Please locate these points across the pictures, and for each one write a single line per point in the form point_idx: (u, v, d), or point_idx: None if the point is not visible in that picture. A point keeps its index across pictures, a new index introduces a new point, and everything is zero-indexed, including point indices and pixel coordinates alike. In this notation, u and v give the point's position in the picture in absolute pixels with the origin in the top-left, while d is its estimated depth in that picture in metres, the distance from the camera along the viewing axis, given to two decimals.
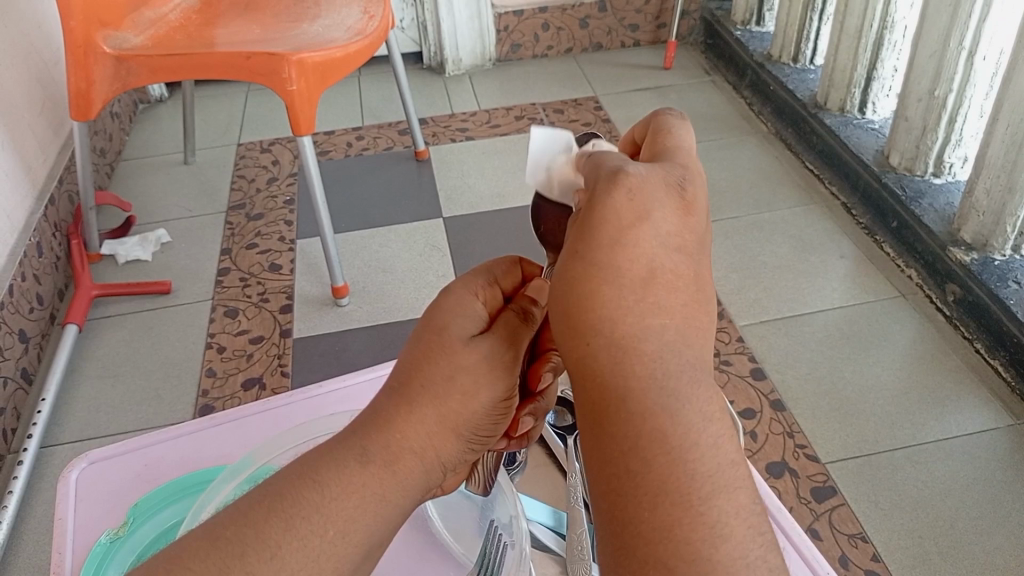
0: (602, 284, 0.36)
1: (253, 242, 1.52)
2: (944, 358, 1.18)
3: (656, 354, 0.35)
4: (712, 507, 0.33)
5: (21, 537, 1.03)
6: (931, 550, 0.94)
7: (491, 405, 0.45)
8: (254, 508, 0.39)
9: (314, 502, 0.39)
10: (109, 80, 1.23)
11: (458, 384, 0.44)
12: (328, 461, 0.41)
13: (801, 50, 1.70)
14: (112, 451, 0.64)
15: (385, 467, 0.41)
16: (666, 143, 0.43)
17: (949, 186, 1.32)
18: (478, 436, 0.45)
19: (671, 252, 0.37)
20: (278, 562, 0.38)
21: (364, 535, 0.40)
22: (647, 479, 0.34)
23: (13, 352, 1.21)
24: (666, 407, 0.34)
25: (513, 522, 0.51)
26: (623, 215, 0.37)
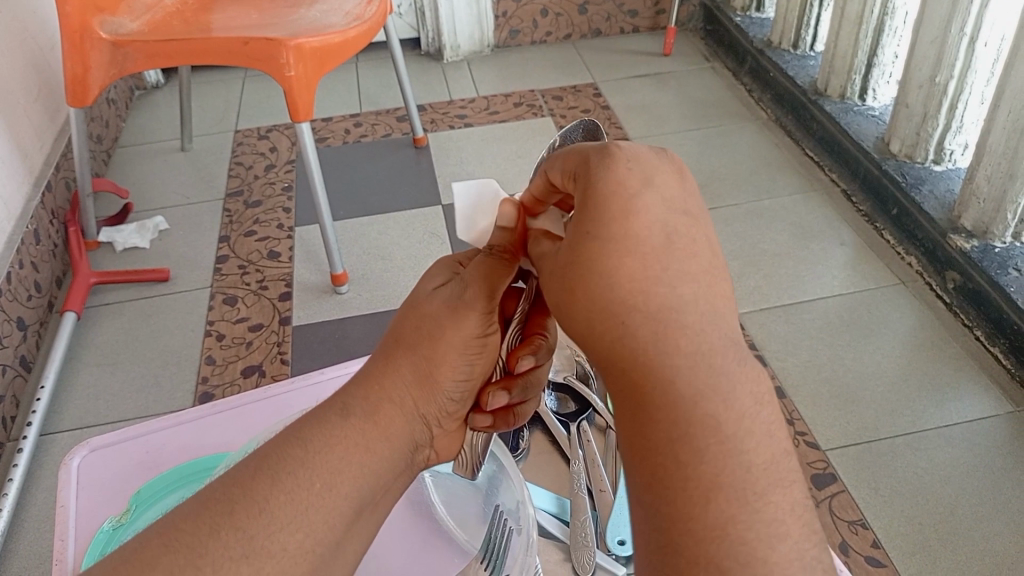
0: (624, 257, 0.38)
1: (251, 229, 1.51)
2: (944, 345, 1.18)
3: (696, 329, 0.37)
4: (768, 503, 0.33)
5: (21, 524, 1.03)
6: (931, 537, 0.95)
7: (467, 343, 0.48)
8: (243, 471, 0.39)
9: (300, 456, 0.39)
10: (105, 66, 1.22)
11: (426, 332, 0.48)
12: (310, 421, 0.42)
13: (801, 36, 1.69)
14: (113, 438, 0.63)
15: (366, 417, 0.43)
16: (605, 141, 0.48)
17: (949, 173, 1.32)
18: (460, 380, 0.48)
19: (675, 214, 0.40)
20: (268, 517, 0.36)
21: (353, 482, 0.40)
22: (698, 471, 0.34)
23: (11, 339, 1.21)
24: (715, 390, 0.35)
25: (519, 508, 0.50)
26: (627, 183, 0.40)
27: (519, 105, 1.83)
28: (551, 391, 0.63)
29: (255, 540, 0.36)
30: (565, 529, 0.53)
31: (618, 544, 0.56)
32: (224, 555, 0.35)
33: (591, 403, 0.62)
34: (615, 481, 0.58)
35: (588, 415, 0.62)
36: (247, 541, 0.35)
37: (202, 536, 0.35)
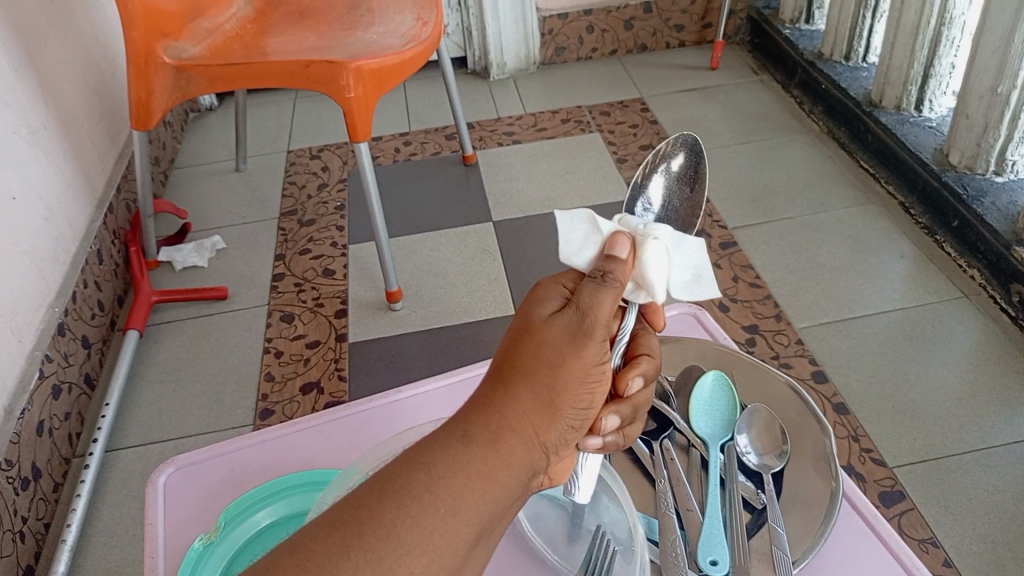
0: None
1: (306, 247, 1.53)
2: (1012, 359, 1.15)
3: None
4: None
5: (89, 539, 1.05)
6: (1006, 557, 0.92)
7: (587, 371, 0.40)
8: (362, 493, 0.34)
9: (422, 481, 0.34)
10: (168, 90, 1.25)
11: (547, 359, 0.39)
12: (426, 442, 0.36)
13: (853, 48, 1.67)
14: (197, 456, 0.64)
15: (490, 443, 0.36)
16: None
17: (1012, 184, 1.29)
18: (580, 410, 0.40)
19: None
20: (395, 541, 0.32)
21: (474, 514, 0.34)
22: None
23: (77, 357, 1.23)
24: None
25: (630, 540, 0.50)
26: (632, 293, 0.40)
27: (567, 121, 1.84)
28: None
29: (385, 564, 0.32)
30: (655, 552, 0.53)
31: (709, 563, 0.50)
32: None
33: (671, 421, 0.60)
34: (701, 500, 0.55)
35: (669, 434, 0.60)
36: (375, 566, 0.31)
37: (332, 558, 0.31)
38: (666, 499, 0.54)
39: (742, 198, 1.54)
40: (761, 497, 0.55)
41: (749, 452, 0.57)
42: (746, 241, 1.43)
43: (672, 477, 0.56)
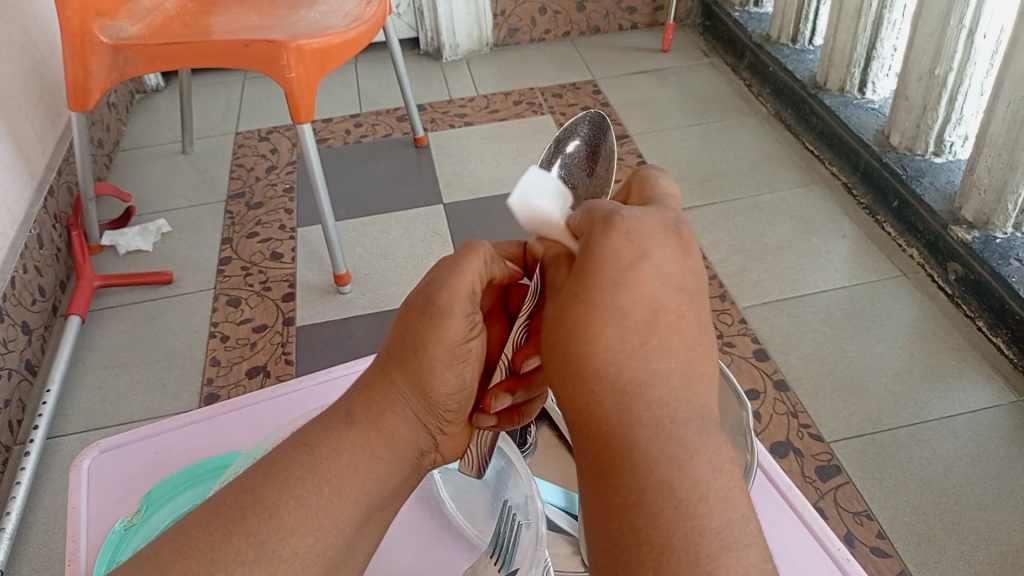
0: (606, 326, 0.38)
1: (253, 231, 1.51)
2: (947, 335, 1.18)
3: (664, 401, 0.37)
4: (720, 565, 0.34)
5: (30, 527, 1.04)
6: (936, 526, 0.95)
7: (455, 351, 0.46)
8: (251, 479, 0.42)
9: (306, 463, 0.42)
10: (107, 70, 1.22)
11: (417, 343, 0.46)
12: (315, 430, 0.44)
13: (799, 31, 1.69)
14: (124, 442, 0.67)
15: (368, 426, 0.44)
16: (652, 192, 0.46)
17: (949, 165, 1.32)
18: (454, 389, 0.47)
19: (670, 292, 0.39)
20: (277, 521, 0.40)
21: (357, 494, 0.42)
22: (652, 536, 0.34)
23: (17, 343, 1.21)
24: (676, 457, 0.36)
25: (528, 503, 0.54)
26: (623, 256, 0.39)
27: (519, 103, 1.83)
28: None
29: (267, 546, 0.39)
30: (572, 522, 0.59)
31: None
32: (238, 559, 0.38)
33: None
34: None
35: None
36: (258, 546, 0.39)
37: (215, 542, 0.39)
38: None
39: (689, 180, 1.55)
40: None
41: None
42: (693, 222, 1.44)
43: None
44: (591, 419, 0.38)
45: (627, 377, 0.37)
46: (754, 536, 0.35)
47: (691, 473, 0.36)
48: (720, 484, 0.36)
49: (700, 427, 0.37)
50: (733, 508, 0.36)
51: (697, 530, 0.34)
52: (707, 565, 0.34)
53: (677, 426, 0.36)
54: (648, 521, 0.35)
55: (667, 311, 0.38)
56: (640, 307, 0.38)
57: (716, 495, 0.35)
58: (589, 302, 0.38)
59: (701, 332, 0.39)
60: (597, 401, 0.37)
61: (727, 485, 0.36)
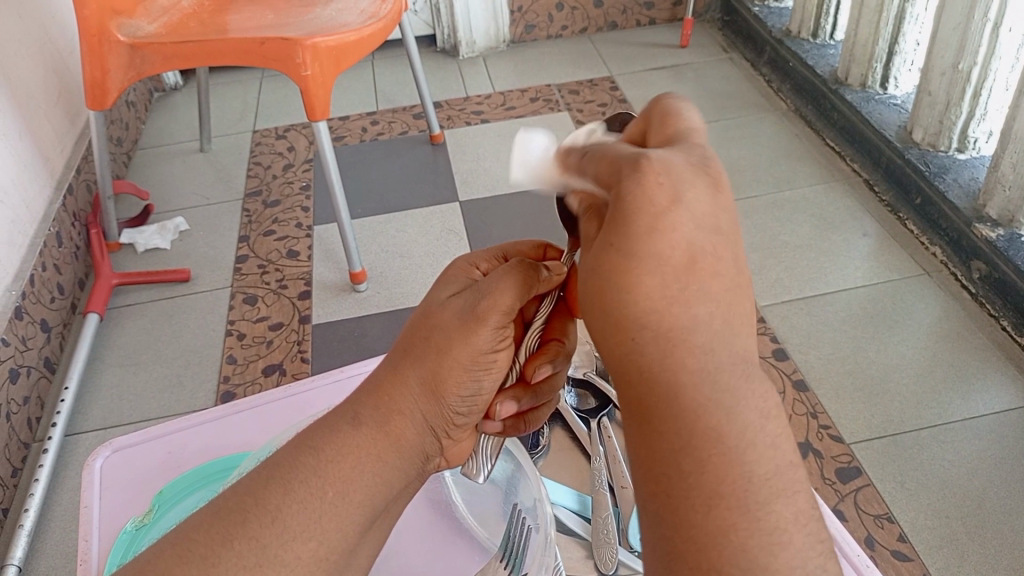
0: (642, 275, 0.32)
1: (270, 229, 1.51)
2: (970, 335, 1.16)
3: (706, 347, 0.33)
4: (771, 512, 0.31)
5: (48, 524, 1.04)
6: (958, 530, 0.93)
7: (474, 358, 0.46)
8: (256, 481, 0.42)
9: (312, 465, 0.42)
10: (124, 69, 1.22)
11: (436, 344, 0.46)
12: (324, 430, 0.44)
13: (821, 25, 1.67)
14: (136, 439, 0.68)
15: (376, 426, 0.44)
16: (673, 127, 0.39)
17: (973, 161, 1.29)
18: (467, 396, 0.47)
19: (706, 234, 0.33)
20: (280, 525, 0.40)
21: (363, 498, 0.42)
22: (702, 480, 0.31)
23: (35, 341, 1.22)
24: (722, 404, 0.32)
25: (537, 506, 0.54)
26: (656, 199, 0.32)
27: (536, 99, 1.82)
28: (572, 388, 0.69)
29: (269, 549, 0.40)
30: (585, 526, 0.59)
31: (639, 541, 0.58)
32: (240, 564, 0.39)
33: (610, 399, 0.67)
34: None
35: (609, 411, 0.67)
36: (260, 550, 0.40)
37: (217, 545, 0.40)
38: (602, 476, 0.61)
39: None
40: None
41: None
42: None
43: (607, 455, 0.62)
44: (632, 366, 0.33)
45: (669, 324, 0.32)
46: (802, 484, 0.33)
47: (738, 420, 0.32)
48: (769, 432, 0.33)
49: (745, 374, 0.33)
50: (782, 457, 0.33)
51: (745, 478, 0.32)
52: (756, 513, 0.31)
53: (722, 372, 0.33)
54: (695, 464, 0.32)
55: (705, 253, 0.33)
56: (678, 252, 0.32)
57: (765, 442, 0.32)
58: (623, 250, 0.32)
59: (741, 273, 0.34)
60: (638, 349, 0.33)
61: (775, 431, 0.33)
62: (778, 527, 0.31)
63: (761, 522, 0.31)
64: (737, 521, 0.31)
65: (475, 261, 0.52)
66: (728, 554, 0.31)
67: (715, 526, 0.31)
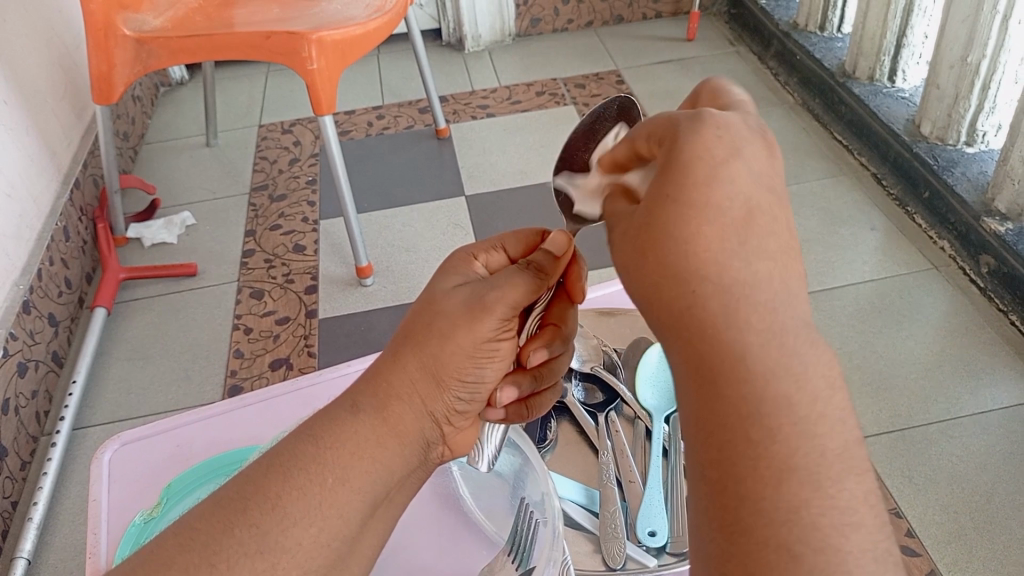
0: (703, 225, 0.34)
1: (277, 223, 1.52)
2: (978, 330, 1.16)
3: (772, 306, 0.34)
4: (844, 489, 0.32)
5: (57, 518, 1.05)
6: (967, 525, 0.93)
7: (476, 346, 0.47)
8: (257, 469, 0.43)
9: (311, 453, 0.42)
10: (130, 64, 1.22)
11: (438, 330, 0.46)
12: (322, 419, 0.44)
13: (828, 18, 1.66)
14: (143, 433, 0.68)
15: (375, 413, 0.44)
16: (723, 94, 0.42)
17: (982, 155, 1.29)
18: (469, 384, 0.47)
19: (762, 190, 0.35)
20: (280, 512, 0.41)
21: (363, 484, 0.43)
22: (771, 450, 0.32)
23: (44, 335, 1.22)
24: (790, 369, 0.33)
25: (544, 499, 0.54)
26: (715, 151, 0.35)
27: (542, 93, 1.82)
28: (579, 381, 0.69)
29: (269, 537, 0.40)
30: (593, 521, 0.59)
31: (648, 534, 0.57)
32: (240, 551, 0.39)
33: (618, 394, 0.68)
34: (644, 470, 0.62)
35: (617, 405, 0.67)
36: (259, 537, 0.40)
37: (216, 534, 0.40)
38: (608, 470, 0.60)
39: None
40: None
41: None
42: None
43: (614, 450, 0.62)
44: (692, 321, 0.34)
45: (730, 279, 0.34)
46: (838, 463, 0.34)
47: (809, 390, 0.33)
48: (836, 404, 0.33)
49: (810, 339, 0.34)
50: (849, 431, 0.33)
51: (818, 451, 0.32)
52: (829, 490, 0.32)
53: (788, 336, 0.33)
54: (765, 433, 0.32)
55: (760, 210, 0.35)
56: (735, 204, 0.35)
57: (834, 414, 0.33)
58: (678, 201, 0.35)
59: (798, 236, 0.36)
60: (700, 303, 0.34)
61: (842, 406, 0.34)
62: (850, 506, 0.31)
63: (834, 499, 0.31)
64: (808, 496, 0.31)
65: (475, 251, 0.53)
66: (800, 530, 0.31)
67: (786, 500, 0.31)
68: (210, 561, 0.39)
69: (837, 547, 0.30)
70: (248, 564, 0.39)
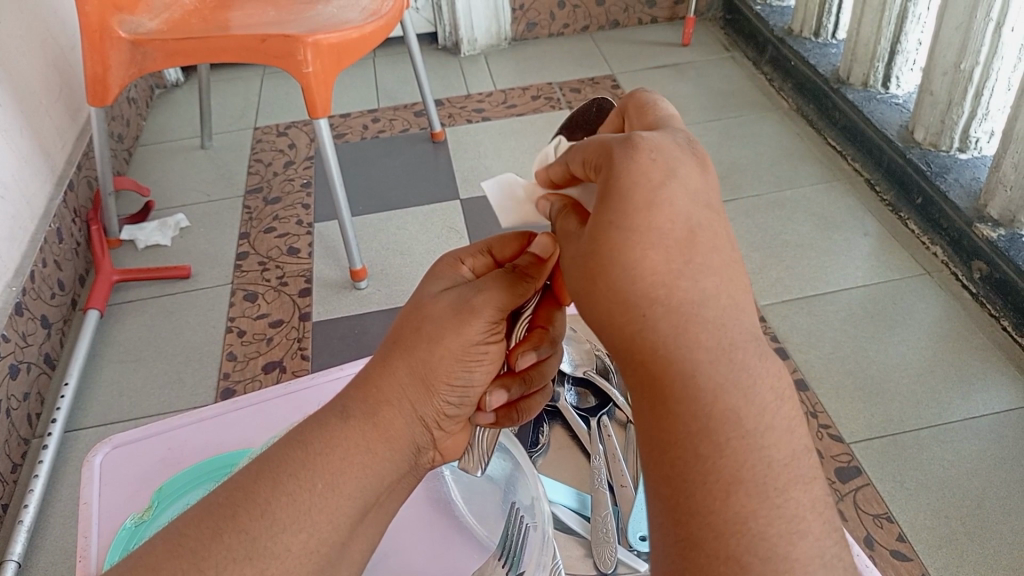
0: (646, 249, 0.37)
1: (271, 226, 1.51)
2: (970, 335, 1.16)
3: (716, 322, 0.37)
4: (790, 499, 0.35)
5: (48, 520, 1.04)
6: (958, 530, 0.93)
7: (464, 350, 0.47)
8: (246, 475, 0.43)
9: (300, 458, 0.42)
10: (125, 66, 1.22)
11: (427, 334, 0.46)
12: (312, 424, 0.44)
13: (822, 25, 1.66)
14: (135, 435, 0.68)
15: (364, 418, 0.44)
16: (656, 116, 0.46)
17: (975, 161, 1.29)
18: (457, 388, 0.47)
19: (700, 207, 0.39)
20: (269, 517, 0.41)
21: (353, 489, 0.43)
22: (719, 465, 0.35)
23: (36, 337, 1.22)
24: (736, 385, 0.36)
25: (534, 504, 0.54)
26: (651, 174, 0.38)
27: (537, 98, 1.82)
28: (572, 386, 0.69)
29: (258, 542, 0.40)
30: (584, 525, 0.59)
31: (639, 539, 0.58)
32: (229, 556, 0.39)
33: (611, 398, 0.67)
34: (635, 475, 0.62)
35: (609, 410, 0.67)
36: (248, 543, 0.40)
37: (206, 540, 0.40)
38: (599, 476, 0.61)
39: None
40: None
41: None
42: None
43: (606, 454, 0.63)
44: (643, 344, 0.37)
45: (677, 300, 0.37)
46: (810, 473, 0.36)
47: (755, 403, 0.36)
48: (783, 414, 0.37)
49: (757, 353, 0.37)
50: (796, 440, 0.37)
51: (765, 462, 0.35)
52: (776, 500, 0.35)
53: (734, 351, 0.37)
54: (713, 449, 0.35)
55: (702, 228, 0.38)
56: (676, 226, 0.37)
57: (780, 426, 0.36)
58: (624, 227, 0.37)
59: (735, 249, 0.39)
60: (650, 326, 0.37)
61: (788, 417, 0.37)
62: (796, 515, 0.35)
63: (780, 509, 0.35)
64: (756, 507, 0.34)
65: (462, 256, 0.52)
66: (748, 541, 0.34)
67: (734, 512, 0.34)
68: (199, 566, 0.39)
69: (783, 555, 0.34)
70: (237, 569, 0.39)
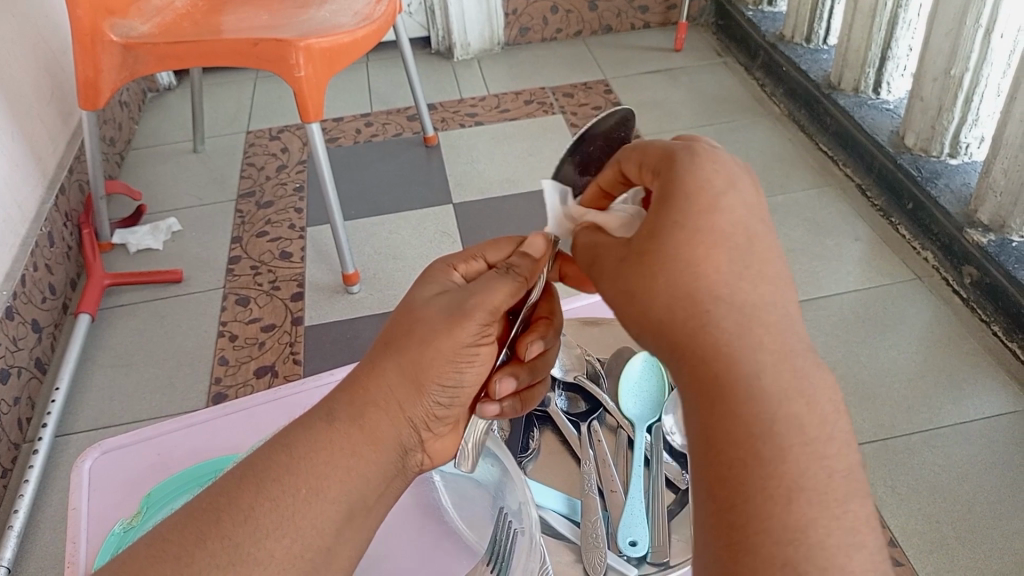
0: (711, 248, 0.40)
1: (263, 230, 1.51)
2: (961, 340, 1.17)
3: (777, 327, 0.38)
4: (850, 509, 0.34)
5: (38, 526, 1.04)
6: (949, 534, 0.94)
7: (455, 352, 0.46)
8: (231, 479, 0.43)
9: (284, 463, 0.43)
10: (116, 69, 1.22)
11: (417, 337, 0.46)
12: (298, 427, 0.45)
13: (814, 30, 1.67)
14: (125, 441, 0.68)
15: (349, 420, 0.44)
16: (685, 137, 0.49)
17: (965, 167, 1.30)
18: (449, 389, 0.47)
19: (757, 219, 0.41)
20: (252, 523, 0.41)
21: (339, 493, 0.43)
22: (782, 465, 0.35)
23: (26, 341, 1.21)
24: (800, 390, 0.37)
25: (522, 509, 0.54)
26: (715, 182, 0.42)
27: (530, 102, 1.83)
28: (562, 391, 0.69)
29: (241, 549, 0.40)
30: (574, 530, 0.58)
31: (629, 544, 0.57)
32: (212, 563, 0.40)
33: (601, 403, 0.68)
34: (626, 480, 0.62)
35: (599, 415, 0.67)
36: (232, 549, 0.40)
37: (190, 546, 0.40)
38: (590, 481, 0.60)
39: None
40: (684, 477, 0.61)
41: (674, 432, 0.65)
42: None
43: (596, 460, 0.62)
44: (704, 341, 0.38)
45: (740, 300, 0.39)
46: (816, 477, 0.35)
47: (818, 412, 0.36)
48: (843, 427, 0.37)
49: (816, 364, 0.38)
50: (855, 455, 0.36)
51: (826, 470, 0.35)
52: (838, 509, 0.34)
53: (794, 358, 0.38)
54: (776, 450, 0.35)
55: (759, 237, 0.41)
56: (737, 229, 0.40)
57: (842, 437, 0.36)
58: (689, 226, 0.40)
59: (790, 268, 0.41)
60: (712, 323, 0.38)
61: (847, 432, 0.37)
62: (854, 528, 0.34)
63: (839, 518, 0.34)
64: (815, 514, 0.34)
65: (453, 260, 0.53)
66: (805, 549, 0.33)
67: (793, 519, 0.34)
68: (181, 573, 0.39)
69: (838, 568, 0.33)
70: None
